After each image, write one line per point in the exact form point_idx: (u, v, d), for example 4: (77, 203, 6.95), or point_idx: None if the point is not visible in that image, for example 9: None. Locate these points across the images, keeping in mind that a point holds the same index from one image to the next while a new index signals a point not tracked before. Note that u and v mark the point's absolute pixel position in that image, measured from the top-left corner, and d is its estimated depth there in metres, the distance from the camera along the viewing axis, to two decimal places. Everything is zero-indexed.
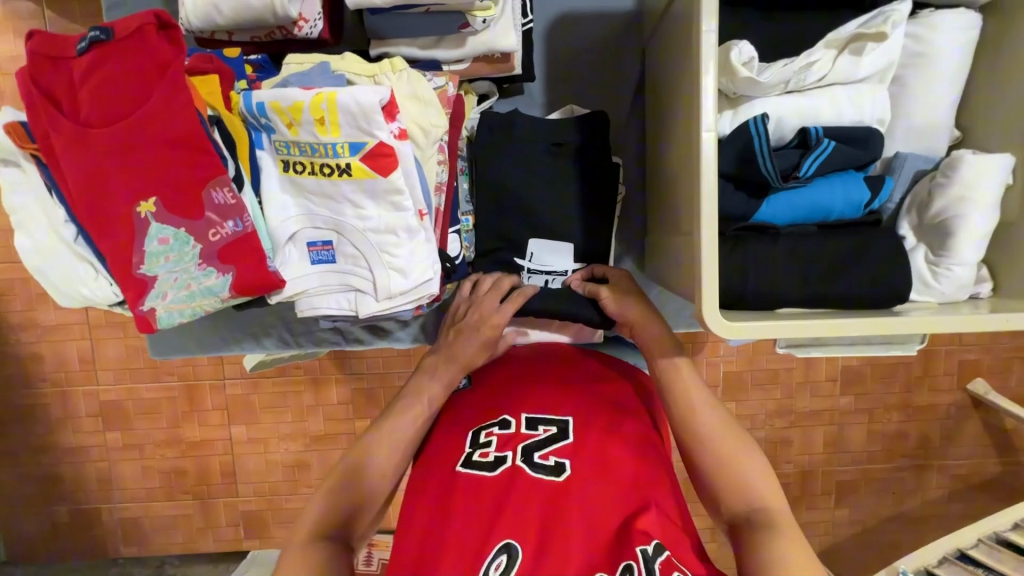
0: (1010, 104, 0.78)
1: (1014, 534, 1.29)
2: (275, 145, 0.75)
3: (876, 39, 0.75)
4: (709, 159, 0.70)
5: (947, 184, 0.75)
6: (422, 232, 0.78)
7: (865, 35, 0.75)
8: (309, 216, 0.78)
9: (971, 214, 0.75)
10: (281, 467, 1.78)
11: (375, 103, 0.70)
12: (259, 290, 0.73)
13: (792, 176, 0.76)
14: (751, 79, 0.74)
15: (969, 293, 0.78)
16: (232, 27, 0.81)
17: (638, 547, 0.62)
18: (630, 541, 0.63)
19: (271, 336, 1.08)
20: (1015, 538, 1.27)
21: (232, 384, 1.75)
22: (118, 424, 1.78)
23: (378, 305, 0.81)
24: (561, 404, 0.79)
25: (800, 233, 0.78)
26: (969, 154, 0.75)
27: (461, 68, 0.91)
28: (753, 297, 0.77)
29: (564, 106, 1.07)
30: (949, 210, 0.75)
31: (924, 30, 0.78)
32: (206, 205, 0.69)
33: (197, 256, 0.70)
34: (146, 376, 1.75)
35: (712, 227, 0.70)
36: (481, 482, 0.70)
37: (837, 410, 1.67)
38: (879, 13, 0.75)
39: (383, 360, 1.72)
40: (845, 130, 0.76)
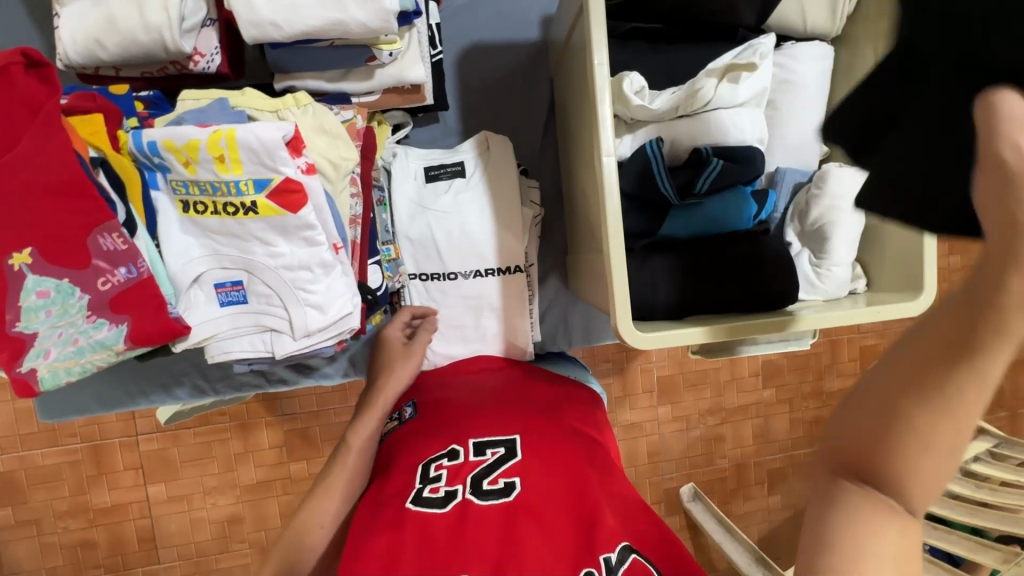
0: None
1: None
2: (172, 185, 0.71)
3: (749, 69, 0.81)
4: (612, 179, 0.74)
5: (823, 196, 0.85)
6: (338, 266, 0.77)
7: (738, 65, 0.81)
8: (216, 255, 0.75)
9: (845, 220, 0.85)
10: (209, 524, 1.64)
11: (278, 139, 0.68)
12: (158, 339, 0.69)
13: (688, 194, 0.82)
14: (642, 106, 0.82)
15: (847, 289, 0.88)
16: (119, 63, 0.77)
17: (600, 556, 0.63)
18: (592, 548, 0.63)
19: (183, 385, 1.01)
20: None
21: (146, 440, 1.61)
22: (9, 499, 1.57)
23: (295, 344, 0.78)
24: (508, 426, 0.80)
25: (701, 245, 0.84)
26: (834, 167, 0.86)
27: (371, 100, 0.92)
28: (663, 307, 0.82)
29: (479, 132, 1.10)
30: (826, 217, 0.85)
31: (789, 61, 0.88)
32: (92, 252, 0.64)
33: (84, 307, 0.65)
34: (42, 442, 1.57)
35: (619, 243, 0.74)
36: (433, 519, 0.68)
37: (761, 403, 1.78)
38: (749, 46, 0.83)
39: (317, 397, 1.64)
40: (731, 149, 0.81)
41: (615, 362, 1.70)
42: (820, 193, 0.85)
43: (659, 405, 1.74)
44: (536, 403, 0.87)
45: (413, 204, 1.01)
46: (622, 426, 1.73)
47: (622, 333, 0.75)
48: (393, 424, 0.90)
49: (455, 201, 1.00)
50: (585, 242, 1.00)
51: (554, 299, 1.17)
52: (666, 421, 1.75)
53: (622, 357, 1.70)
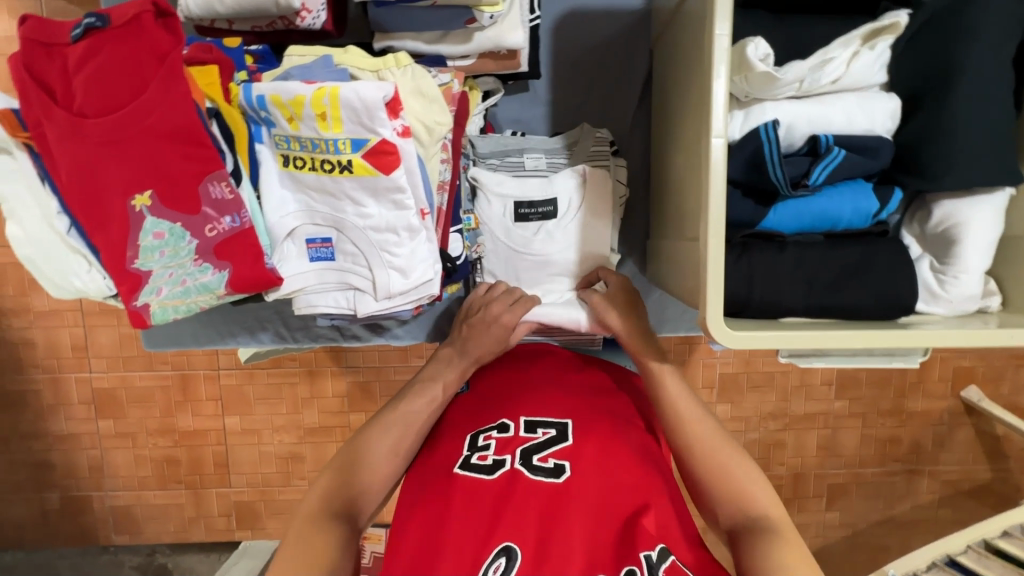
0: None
1: (1003, 541, 1.29)
2: (275, 139, 0.73)
3: (892, 31, 0.74)
4: (718, 163, 0.68)
5: (963, 195, 0.75)
6: (424, 232, 0.77)
7: (881, 29, 0.74)
8: (309, 212, 0.77)
9: (983, 224, 0.74)
10: (274, 459, 1.77)
11: (378, 99, 0.68)
12: (255, 288, 0.72)
13: (801, 184, 0.75)
14: (767, 77, 0.72)
15: (978, 306, 0.77)
16: (233, 16, 0.79)
17: (641, 552, 0.62)
18: (633, 544, 0.63)
19: (266, 330, 1.07)
20: (1004, 545, 1.28)
21: (226, 375, 1.74)
22: (110, 412, 1.76)
23: (377, 304, 0.80)
24: (559, 408, 0.78)
25: (807, 242, 0.77)
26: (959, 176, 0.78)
27: (467, 64, 0.89)
28: (756, 305, 0.76)
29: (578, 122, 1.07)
30: (962, 219, 0.75)
31: None
32: (203, 199, 0.68)
33: (193, 251, 0.69)
34: (139, 365, 1.74)
35: (718, 233, 0.69)
36: (479, 484, 0.69)
37: (831, 414, 1.67)
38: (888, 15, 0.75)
39: (379, 354, 1.71)
40: (855, 137, 0.75)
41: (677, 353, 1.64)
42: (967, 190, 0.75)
43: (717, 402, 1.66)
44: (582, 385, 0.84)
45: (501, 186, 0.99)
46: None
47: (710, 329, 0.71)
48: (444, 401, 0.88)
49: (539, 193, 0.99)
50: (671, 227, 0.95)
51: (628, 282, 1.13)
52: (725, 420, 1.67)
53: (684, 349, 1.63)
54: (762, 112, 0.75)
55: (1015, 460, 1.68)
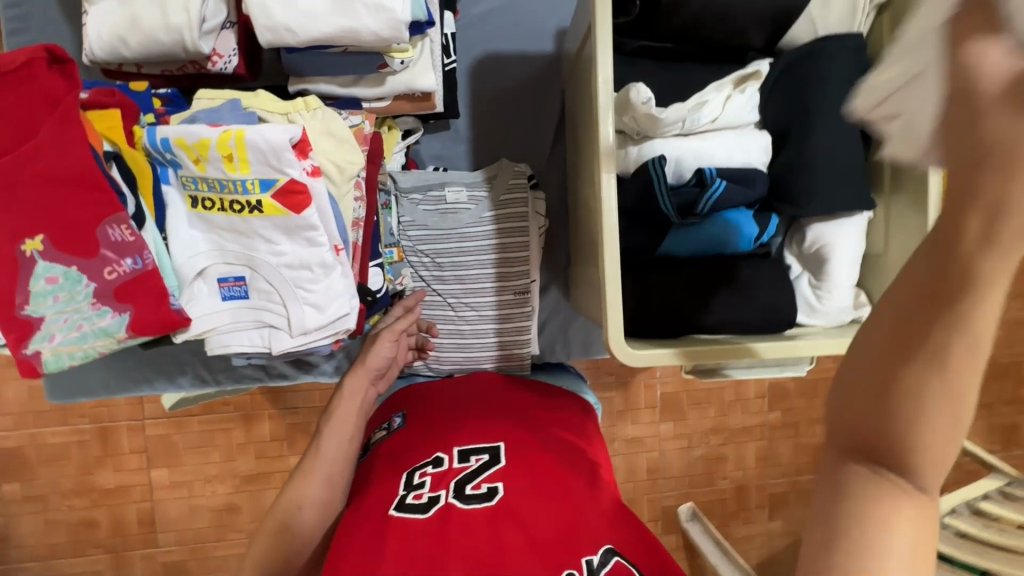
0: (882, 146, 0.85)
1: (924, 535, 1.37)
2: (182, 180, 0.73)
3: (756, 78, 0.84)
4: (609, 194, 0.74)
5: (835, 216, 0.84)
6: (339, 268, 0.79)
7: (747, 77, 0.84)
8: (220, 251, 0.77)
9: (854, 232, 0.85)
10: (208, 512, 1.67)
11: (285, 142, 0.70)
12: (161, 331, 0.70)
13: (689, 213, 0.81)
14: (650, 116, 0.80)
15: (851, 317, 0.86)
16: (140, 60, 0.79)
17: (583, 557, 0.63)
18: (575, 549, 0.63)
19: (186, 374, 1.04)
20: None
21: (152, 425, 1.64)
22: (18, 474, 1.62)
23: (292, 341, 0.80)
24: (491, 434, 0.81)
25: (700, 264, 0.84)
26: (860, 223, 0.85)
27: (382, 105, 0.93)
28: (657, 325, 0.82)
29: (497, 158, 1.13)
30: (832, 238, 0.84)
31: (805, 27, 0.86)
32: (102, 242, 0.66)
33: (90, 295, 0.67)
34: (53, 420, 1.61)
35: (614, 259, 0.74)
36: (414, 523, 0.68)
37: (766, 425, 1.76)
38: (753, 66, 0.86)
39: (320, 392, 1.66)
40: (734, 170, 0.83)
41: (618, 375, 1.69)
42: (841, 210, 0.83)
43: (660, 421, 1.72)
44: (514, 409, 0.88)
45: (423, 223, 1.05)
46: (624, 441, 1.71)
47: (612, 348, 0.75)
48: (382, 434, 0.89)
49: (458, 228, 1.05)
50: (586, 255, 1.01)
51: (554, 308, 1.18)
52: (668, 438, 1.73)
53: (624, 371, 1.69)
54: (650, 147, 0.84)
55: None
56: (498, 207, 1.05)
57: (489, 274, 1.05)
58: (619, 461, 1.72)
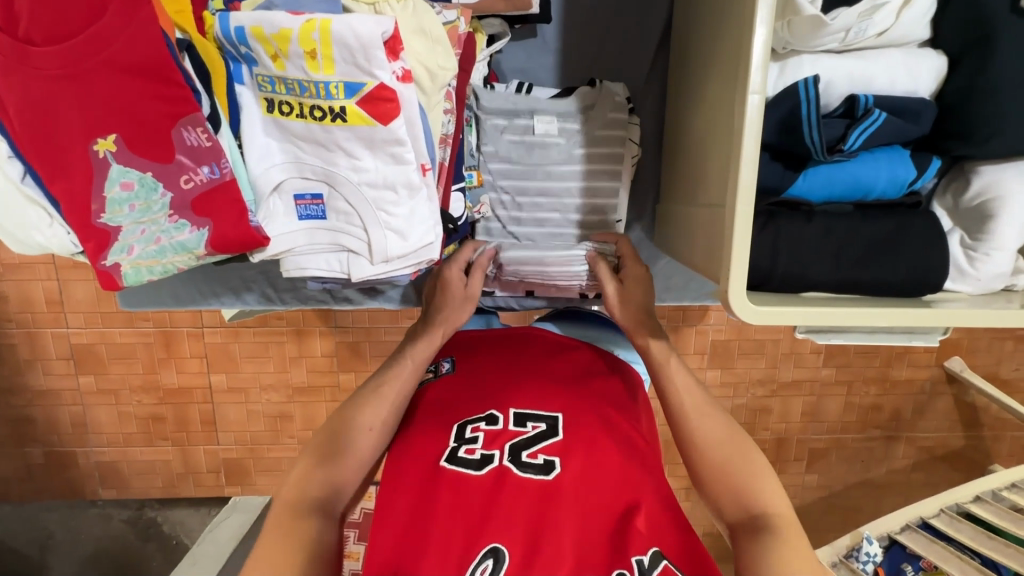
0: None
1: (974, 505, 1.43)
2: (258, 80, 0.65)
3: None
4: (752, 120, 0.62)
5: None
6: (424, 190, 0.71)
7: None
8: (297, 163, 0.69)
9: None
10: (263, 417, 1.74)
11: (376, 36, 0.60)
12: (237, 249, 0.65)
13: (837, 149, 0.69)
14: (815, 22, 0.64)
15: (1004, 284, 0.74)
16: None
17: (633, 556, 0.60)
18: (624, 548, 0.60)
19: (252, 291, 1.01)
20: (974, 509, 1.42)
21: (211, 333, 1.68)
22: (91, 368, 1.70)
23: (373, 269, 0.74)
24: (550, 401, 0.75)
25: (836, 212, 0.72)
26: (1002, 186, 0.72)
27: (472, 1, 0.80)
28: (778, 279, 0.72)
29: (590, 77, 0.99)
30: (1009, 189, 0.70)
31: None
32: (176, 146, 0.60)
33: (167, 206, 0.62)
34: (119, 321, 1.66)
35: (748, 199, 0.63)
36: (465, 481, 0.66)
37: (818, 381, 1.68)
38: None
39: (368, 313, 1.65)
40: (896, 99, 0.69)
41: (670, 320, 1.61)
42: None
43: (709, 367, 1.65)
44: (564, 372, 0.81)
45: (506, 147, 0.95)
46: None
47: (731, 302, 0.66)
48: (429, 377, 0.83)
49: (544, 154, 0.94)
50: (684, 193, 0.90)
51: (635, 248, 1.07)
52: (714, 385, 1.67)
53: (677, 316, 1.61)
54: (795, 66, 0.69)
55: (988, 427, 1.72)
56: (590, 132, 0.94)
57: (574, 208, 0.96)
58: None
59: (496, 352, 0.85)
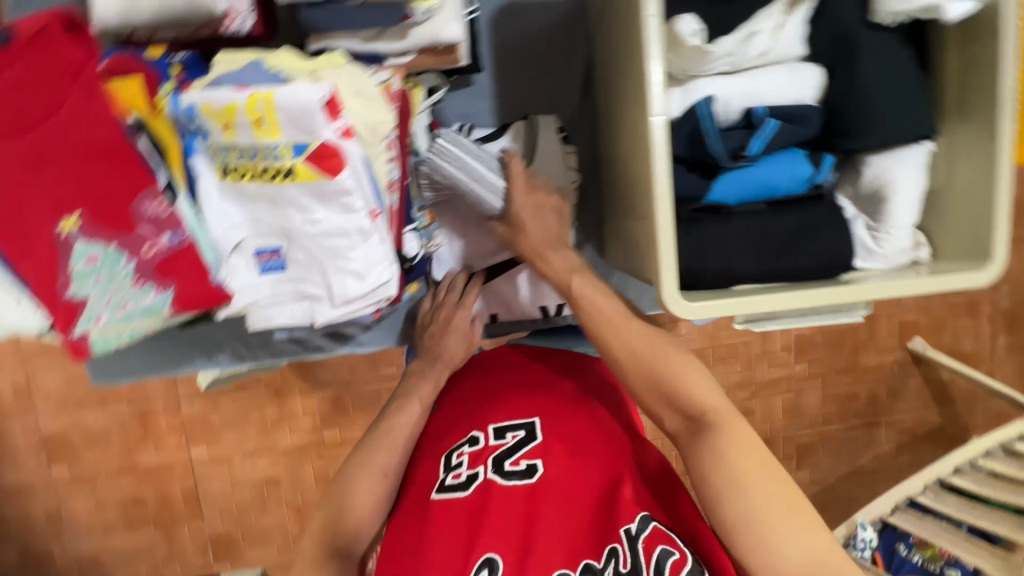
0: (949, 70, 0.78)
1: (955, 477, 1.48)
2: (211, 150, 0.69)
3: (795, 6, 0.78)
4: (659, 137, 0.70)
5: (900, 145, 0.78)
6: (376, 234, 0.76)
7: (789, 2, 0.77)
8: (255, 223, 0.74)
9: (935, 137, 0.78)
10: (249, 485, 1.71)
11: (315, 101, 0.66)
12: (204, 305, 0.69)
13: (740, 155, 0.77)
14: (699, 51, 0.73)
15: (909, 257, 0.82)
16: (154, 24, 0.74)
17: (621, 528, 0.63)
18: (613, 523, 0.64)
19: (224, 352, 1.04)
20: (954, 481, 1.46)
21: (188, 405, 1.67)
22: (64, 458, 1.66)
23: (335, 312, 0.78)
24: (526, 408, 0.79)
25: (750, 211, 0.80)
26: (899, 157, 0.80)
27: (405, 61, 0.88)
28: (708, 276, 0.79)
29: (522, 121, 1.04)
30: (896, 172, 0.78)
31: None
32: (138, 217, 0.65)
33: (131, 273, 0.65)
34: (92, 404, 1.64)
35: (665, 207, 0.71)
36: (454, 503, 0.70)
37: (793, 377, 1.74)
38: None
39: (347, 365, 1.67)
40: (786, 108, 0.78)
41: None
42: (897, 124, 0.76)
43: None
44: (540, 377, 0.86)
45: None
46: None
47: (666, 300, 0.73)
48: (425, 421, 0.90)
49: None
50: (623, 211, 0.98)
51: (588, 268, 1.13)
52: None
53: None
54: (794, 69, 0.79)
55: (958, 401, 1.81)
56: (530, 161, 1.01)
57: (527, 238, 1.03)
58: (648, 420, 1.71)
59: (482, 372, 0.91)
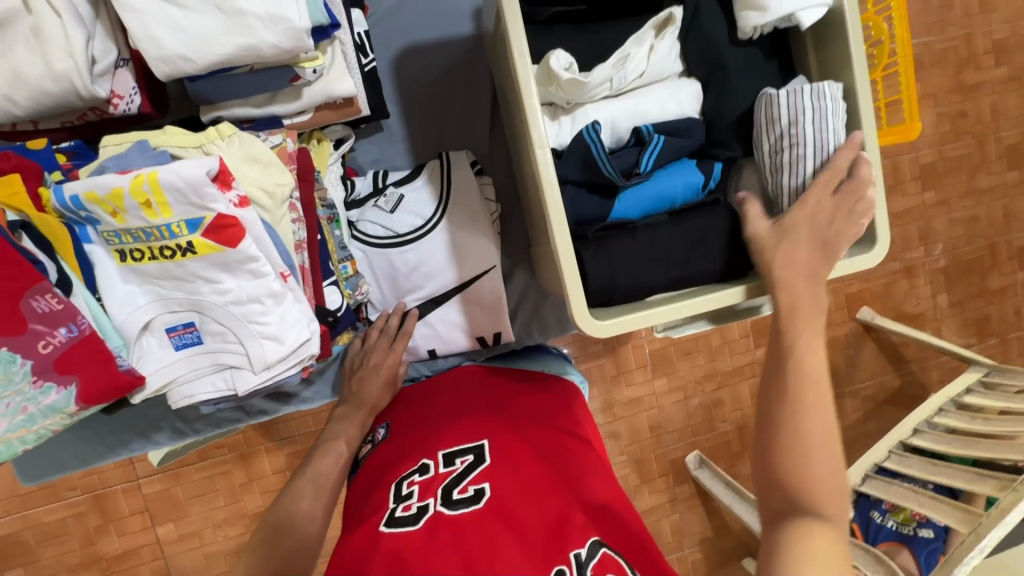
0: (816, 69, 0.84)
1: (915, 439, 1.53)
2: (104, 236, 0.70)
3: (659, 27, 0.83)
4: (548, 167, 0.72)
5: (792, 154, 0.77)
6: (289, 294, 0.76)
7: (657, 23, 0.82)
8: (162, 301, 0.74)
9: (822, 110, 0.75)
10: (224, 556, 1.64)
11: (202, 176, 0.66)
12: (110, 395, 0.68)
13: (634, 173, 0.82)
14: (575, 82, 0.77)
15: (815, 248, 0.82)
16: (34, 115, 0.75)
17: (571, 552, 0.65)
18: (564, 546, 0.66)
19: (162, 429, 1.01)
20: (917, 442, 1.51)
21: (149, 483, 1.60)
22: (20, 559, 1.57)
23: (257, 377, 0.78)
24: (473, 433, 0.83)
25: (654, 224, 0.83)
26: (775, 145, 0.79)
27: (304, 119, 0.90)
28: (622, 291, 0.81)
29: (434, 161, 1.02)
30: (793, 182, 0.79)
31: None
32: (27, 316, 0.63)
33: (28, 373, 0.64)
34: (45, 498, 1.56)
35: (564, 234, 0.73)
36: (405, 536, 0.68)
37: (755, 362, 1.79)
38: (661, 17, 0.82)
39: (312, 417, 1.64)
40: (669, 123, 0.82)
41: (605, 343, 1.68)
42: (781, 137, 0.77)
43: (653, 378, 1.72)
44: (488, 404, 0.90)
45: (380, 228, 1.01)
46: (623, 403, 1.72)
47: (578, 320, 0.75)
48: (368, 448, 0.93)
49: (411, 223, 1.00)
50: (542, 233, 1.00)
51: (523, 292, 1.14)
52: (664, 393, 1.73)
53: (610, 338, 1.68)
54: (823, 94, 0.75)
55: (912, 362, 1.88)
56: (443, 199, 1.01)
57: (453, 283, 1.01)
58: (622, 426, 1.72)
59: (431, 405, 0.93)
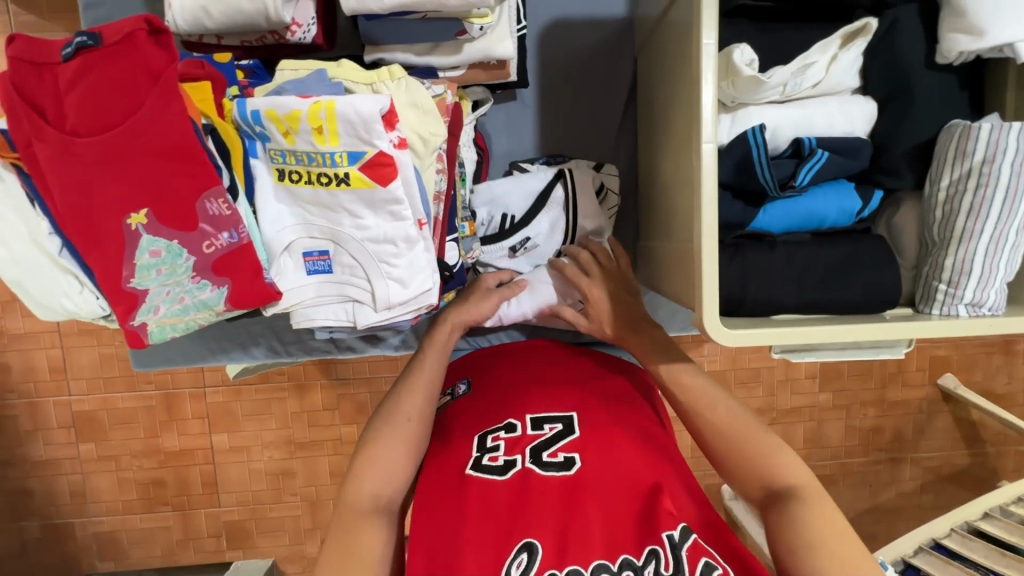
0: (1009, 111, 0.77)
1: (983, 522, 1.40)
2: (270, 153, 0.73)
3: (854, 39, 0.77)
4: (709, 163, 0.70)
5: (976, 195, 0.71)
6: (422, 242, 0.77)
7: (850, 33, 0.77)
8: (306, 225, 0.77)
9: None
10: (264, 476, 1.74)
11: (375, 112, 0.68)
12: (255, 302, 0.73)
13: (788, 185, 0.77)
14: (753, 81, 0.74)
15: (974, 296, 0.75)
16: (223, 30, 0.79)
17: (662, 533, 0.63)
18: (654, 526, 0.64)
19: (259, 345, 1.06)
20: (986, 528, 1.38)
21: (213, 392, 1.71)
22: (92, 435, 1.71)
23: (376, 315, 0.80)
24: (561, 402, 0.80)
25: (795, 241, 0.80)
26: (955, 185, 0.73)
27: (457, 75, 0.91)
28: (751, 303, 0.78)
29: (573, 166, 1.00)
30: (971, 225, 0.72)
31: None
32: (200, 216, 0.68)
33: (190, 268, 0.69)
34: (122, 386, 1.69)
35: (712, 235, 0.71)
36: (493, 486, 0.70)
37: (816, 406, 1.70)
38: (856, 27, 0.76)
39: (369, 364, 1.69)
40: (836, 140, 0.77)
41: None
42: (969, 173, 0.72)
43: None
44: (578, 374, 0.86)
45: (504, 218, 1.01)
46: None
47: (706, 327, 0.73)
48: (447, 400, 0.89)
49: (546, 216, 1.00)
50: (659, 229, 0.98)
51: None
52: None
53: None
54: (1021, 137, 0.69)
55: (989, 443, 1.75)
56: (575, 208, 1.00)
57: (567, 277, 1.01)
58: None
59: (519, 357, 0.91)
